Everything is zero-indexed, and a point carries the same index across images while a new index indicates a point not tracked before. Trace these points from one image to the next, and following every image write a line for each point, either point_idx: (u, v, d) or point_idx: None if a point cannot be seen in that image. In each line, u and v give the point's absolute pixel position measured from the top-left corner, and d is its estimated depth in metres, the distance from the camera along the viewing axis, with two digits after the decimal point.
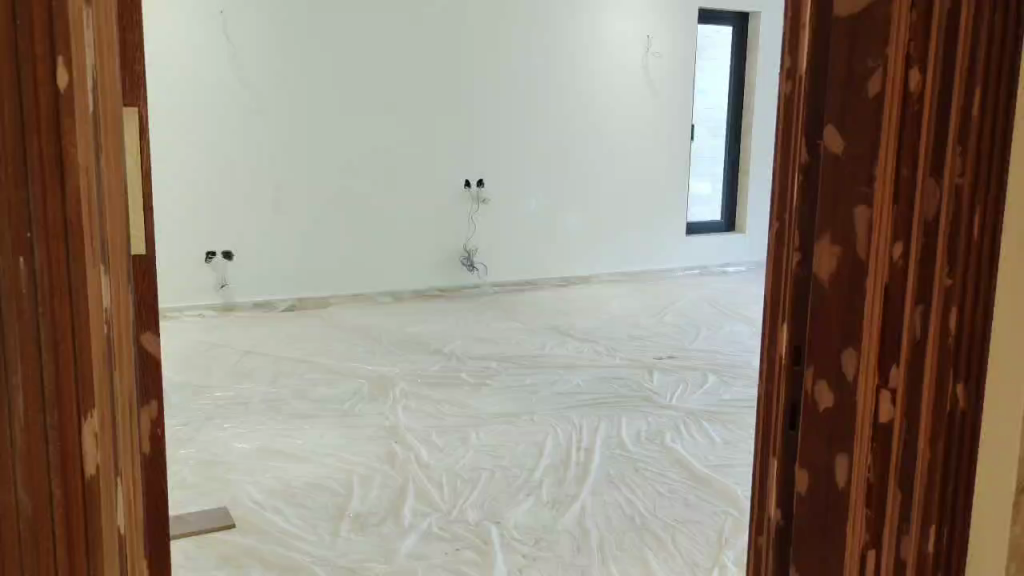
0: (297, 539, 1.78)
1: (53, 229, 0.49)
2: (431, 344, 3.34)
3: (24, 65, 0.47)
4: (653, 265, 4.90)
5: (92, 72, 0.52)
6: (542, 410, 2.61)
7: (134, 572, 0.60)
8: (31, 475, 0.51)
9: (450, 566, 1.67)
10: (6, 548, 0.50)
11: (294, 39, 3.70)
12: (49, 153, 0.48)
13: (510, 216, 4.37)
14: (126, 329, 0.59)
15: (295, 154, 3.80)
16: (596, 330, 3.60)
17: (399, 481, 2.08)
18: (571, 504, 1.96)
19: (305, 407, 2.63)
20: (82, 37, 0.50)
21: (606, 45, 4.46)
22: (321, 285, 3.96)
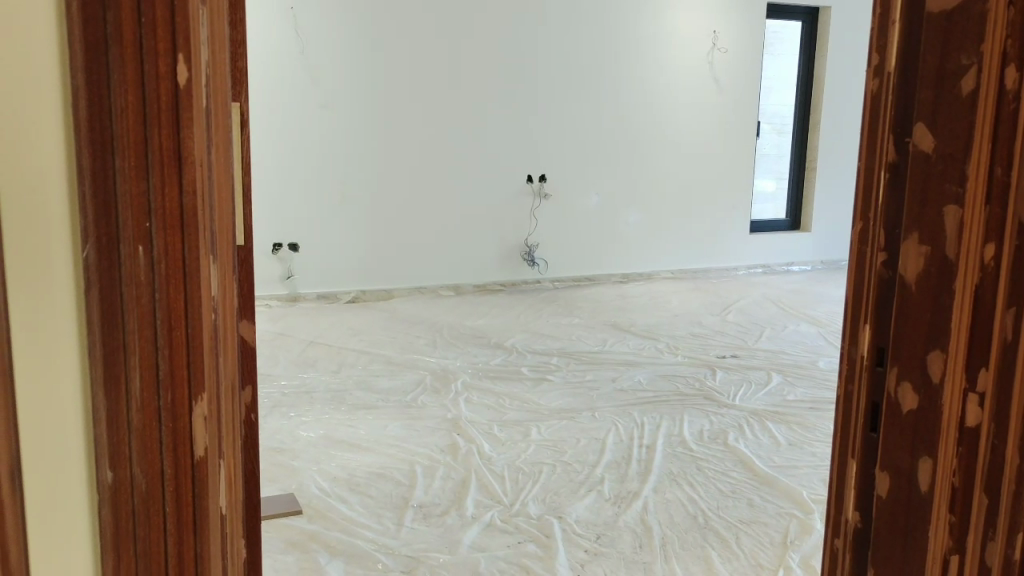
0: (360, 527, 1.81)
1: (170, 220, 0.51)
2: (493, 338, 3.36)
3: (148, 61, 0.49)
4: (715, 263, 4.86)
5: (206, 68, 0.53)
6: (603, 407, 2.61)
7: (232, 547, 0.62)
8: (146, 453, 0.53)
9: (512, 559, 1.68)
10: (121, 518, 0.53)
11: (363, 34, 3.74)
12: (168, 146, 0.50)
13: (573, 211, 4.37)
14: (231, 318, 0.61)
15: (361, 148, 3.84)
16: (658, 327, 3.57)
17: (461, 473, 2.11)
18: (632, 501, 1.96)
19: (369, 398, 2.67)
20: (199, 35, 0.51)
21: (673, 38, 4.44)
22: (384, 277, 4.02)
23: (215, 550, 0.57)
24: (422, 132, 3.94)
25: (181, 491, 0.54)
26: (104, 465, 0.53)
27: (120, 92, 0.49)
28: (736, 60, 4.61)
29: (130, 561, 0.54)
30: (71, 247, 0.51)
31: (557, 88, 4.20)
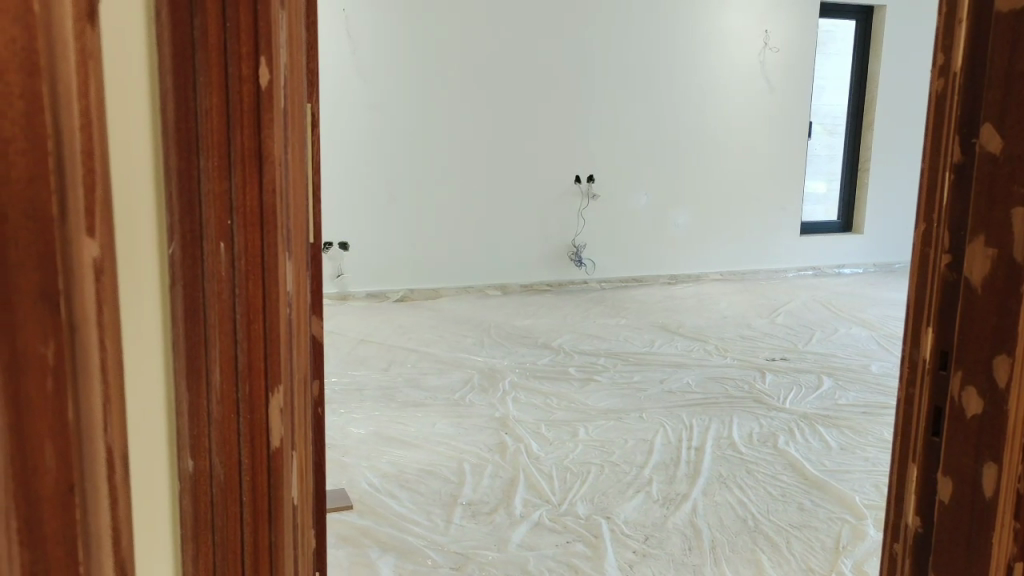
0: (411, 524, 1.82)
1: (250, 217, 0.52)
2: (541, 337, 3.37)
3: (231, 64, 0.50)
4: (764, 265, 4.81)
5: (284, 70, 0.55)
6: (651, 408, 2.60)
7: (303, 535, 0.64)
8: (224, 443, 0.55)
9: (560, 558, 1.69)
10: (201, 506, 0.55)
11: (416, 36, 3.77)
12: (249, 146, 0.51)
13: (621, 211, 4.36)
14: (304, 315, 0.62)
15: (413, 147, 3.88)
16: (706, 329, 3.55)
17: (509, 471, 2.12)
18: (681, 502, 1.95)
19: (417, 396, 2.69)
20: (278, 37, 0.53)
21: (726, 37, 4.41)
22: (433, 276, 4.04)
23: (288, 538, 0.59)
24: (471, 133, 3.97)
25: (258, 482, 0.56)
26: (185, 455, 0.54)
27: (205, 94, 0.50)
28: (788, 59, 4.56)
29: (208, 549, 0.55)
30: (156, 243, 0.52)
31: (608, 88, 4.20)
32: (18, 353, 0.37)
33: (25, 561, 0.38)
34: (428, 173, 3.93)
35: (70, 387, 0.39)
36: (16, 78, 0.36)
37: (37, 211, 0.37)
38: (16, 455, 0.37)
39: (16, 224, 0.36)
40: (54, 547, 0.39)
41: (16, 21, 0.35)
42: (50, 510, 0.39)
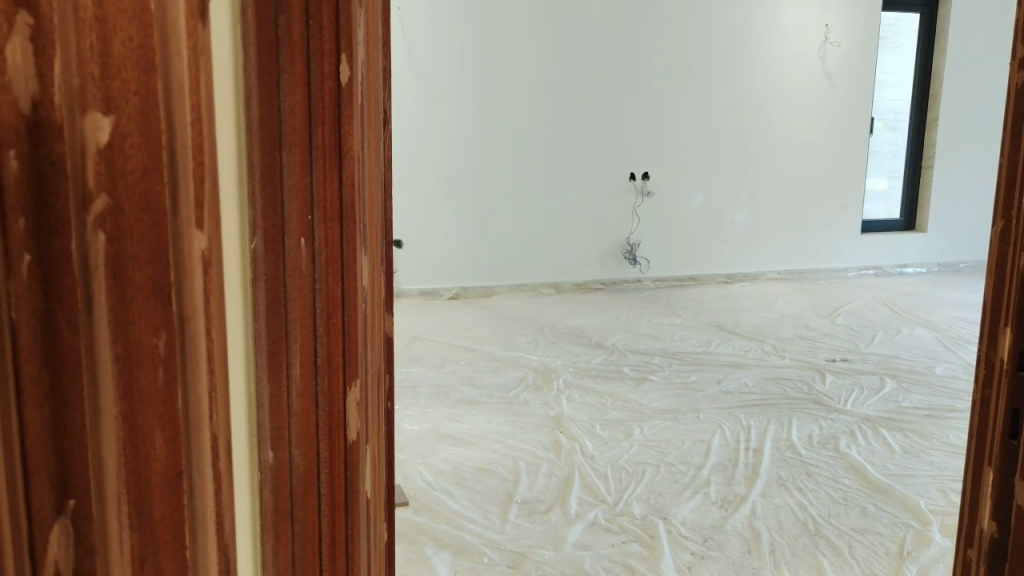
0: (467, 522, 1.83)
1: (330, 213, 0.52)
2: (595, 336, 3.36)
3: (314, 61, 0.50)
4: (823, 264, 4.73)
5: (361, 66, 0.55)
6: (708, 408, 2.57)
7: (376, 527, 0.65)
8: (304, 436, 0.54)
9: (617, 558, 1.68)
10: (281, 499, 0.54)
11: (470, 35, 3.78)
12: (330, 143, 0.51)
13: (676, 209, 4.32)
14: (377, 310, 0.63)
15: (469, 146, 3.89)
16: (763, 328, 3.50)
17: (565, 470, 2.11)
18: (740, 504, 1.92)
19: (472, 393, 2.71)
20: (355, 33, 0.53)
21: (786, 33, 4.35)
22: (486, 275, 4.05)
23: (359, 528, 0.59)
24: (526, 131, 3.97)
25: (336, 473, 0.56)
26: (266, 448, 0.53)
27: (290, 92, 0.49)
28: (850, 54, 4.48)
29: (288, 541, 0.55)
30: (238, 237, 0.51)
31: (664, 84, 4.17)
32: (128, 346, 0.35)
33: (132, 550, 0.37)
34: (484, 172, 3.94)
35: (179, 380, 0.37)
36: (132, 70, 0.33)
37: (150, 205, 0.34)
38: (125, 445, 0.36)
39: (130, 217, 0.34)
40: (162, 534, 0.38)
41: (133, 10, 0.33)
42: (160, 503, 0.37)
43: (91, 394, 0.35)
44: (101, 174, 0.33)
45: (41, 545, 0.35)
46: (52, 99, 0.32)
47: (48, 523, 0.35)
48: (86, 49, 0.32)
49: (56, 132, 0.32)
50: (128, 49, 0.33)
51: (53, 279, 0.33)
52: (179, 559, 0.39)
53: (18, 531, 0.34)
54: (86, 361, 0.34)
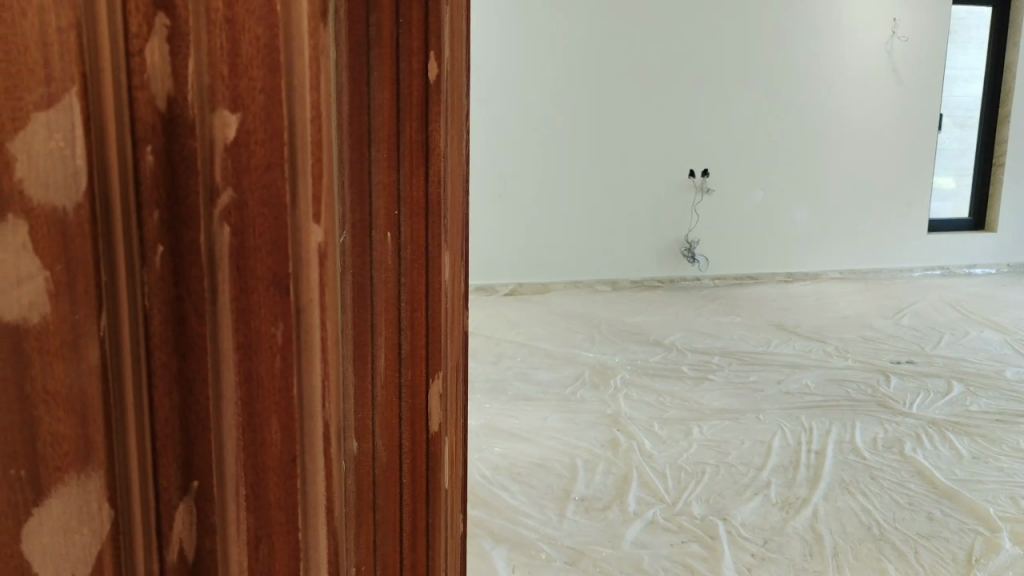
0: (523, 516, 1.84)
1: (415, 207, 0.44)
2: (653, 334, 3.34)
3: (403, 62, 0.42)
4: (888, 264, 4.63)
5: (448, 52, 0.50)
6: (769, 409, 2.53)
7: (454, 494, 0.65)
8: (386, 425, 0.45)
9: (676, 558, 1.67)
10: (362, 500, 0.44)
11: (528, 33, 3.78)
12: (416, 141, 0.43)
13: (736, 207, 4.27)
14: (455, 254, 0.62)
15: (527, 143, 3.90)
16: (825, 329, 3.45)
17: (623, 468, 2.10)
18: (802, 506, 1.89)
19: (529, 390, 2.71)
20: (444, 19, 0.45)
21: (853, 27, 4.26)
22: (544, 271, 4.05)
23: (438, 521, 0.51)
24: (584, 127, 3.95)
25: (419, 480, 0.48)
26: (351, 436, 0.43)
27: (378, 89, 0.41)
28: (917, 49, 4.39)
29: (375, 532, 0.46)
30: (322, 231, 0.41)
31: (725, 81, 4.12)
32: (248, 334, 0.28)
33: (248, 531, 0.29)
34: (542, 168, 3.94)
35: (296, 379, 0.29)
36: (260, 69, 0.26)
37: (275, 198, 0.27)
38: (244, 430, 0.28)
39: (256, 212, 0.27)
40: (277, 518, 0.29)
41: (266, 10, 0.26)
42: (279, 507, 0.29)
43: (183, 413, 0.27)
44: (227, 170, 0.26)
45: (168, 522, 0.27)
46: (187, 98, 0.25)
47: (173, 504, 0.28)
48: (215, 51, 0.25)
49: (190, 130, 0.25)
50: (257, 49, 0.26)
51: (185, 269, 0.26)
52: (293, 540, 0.30)
53: (147, 507, 0.27)
54: (184, 368, 0.27)
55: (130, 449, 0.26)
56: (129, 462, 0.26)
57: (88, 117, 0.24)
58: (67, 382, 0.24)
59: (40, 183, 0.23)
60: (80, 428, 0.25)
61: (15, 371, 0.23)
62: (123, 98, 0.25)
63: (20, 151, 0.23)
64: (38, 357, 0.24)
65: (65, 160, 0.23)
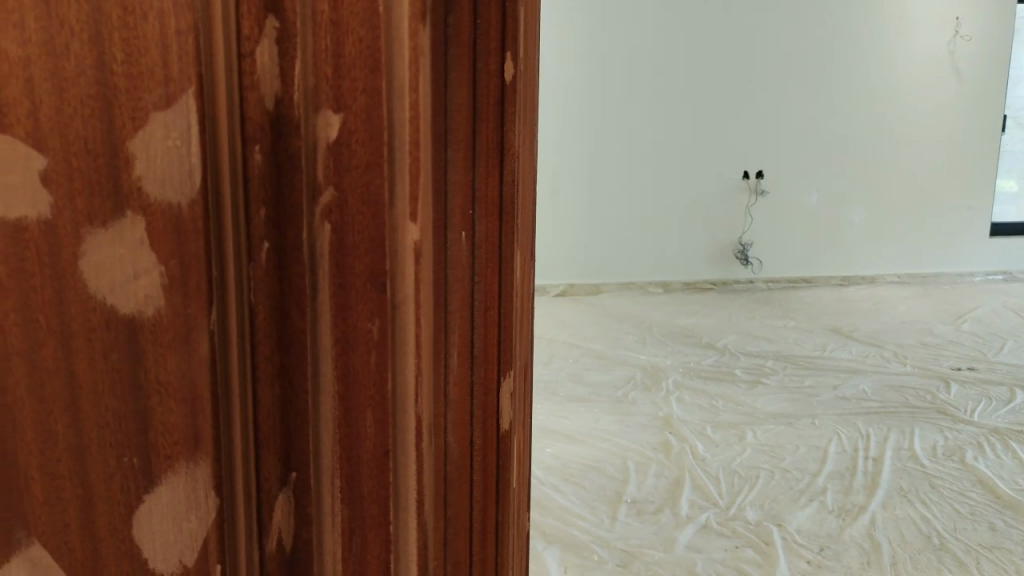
0: (575, 517, 1.84)
1: (490, 204, 0.39)
2: (706, 337, 3.31)
3: (480, 55, 0.37)
4: (947, 268, 4.55)
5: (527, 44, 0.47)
6: (825, 414, 2.49)
7: (519, 492, 0.64)
8: (459, 429, 0.40)
9: (730, 564, 1.64)
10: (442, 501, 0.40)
11: (583, 35, 3.76)
12: (493, 142, 0.38)
13: (791, 208, 4.22)
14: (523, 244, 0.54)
15: (580, 145, 3.89)
16: (883, 333, 3.38)
17: (675, 471, 2.09)
18: (859, 514, 1.86)
19: (579, 391, 2.70)
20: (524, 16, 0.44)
21: (914, 27, 4.18)
22: (595, 272, 4.03)
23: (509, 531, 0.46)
24: (638, 128, 3.93)
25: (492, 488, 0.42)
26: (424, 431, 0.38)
27: (455, 85, 0.36)
28: (980, 49, 4.31)
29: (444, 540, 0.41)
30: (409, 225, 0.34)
31: (781, 82, 4.07)
32: (347, 331, 0.28)
33: (343, 522, 0.29)
34: (594, 170, 3.93)
35: (392, 373, 0.29)
36: (362, 68, 0.26)
37: (375, 200, 0.27)
38: (341, 425, 0.28)
39: (357, 210, 0.27)
40: (371, 509, 0.30)
41: (370, 10, 0.26)
42: (373, 499, 0.29)
43: (279, 409, 0.28)
44: (330, 168, 0.27)
45: (268, 513, 0.28)
46: (293, 97, 0.26)
47: (274, 493, 0.28)
48: (318, 55, 0.26)
49: (294, 129, 0.26)
50: (359, 51, 0.26)
51: (288, 266, 0.27)
52: (384, 535, 0.30)
53: (248, 498, 0.28)
54: (280, 363, 0.28)
55: (235, 435, 0.27)
56: (234, 450, 0.27)
57: (201, 115, 0.25)
58: (177, 374, 0.25)
59: (156, 181, 0.24)
60: (189, 419, 0.26)
61: (131, 360, 0.25)
62: (234, 100, 0.25)
63: (140, 153, 0.24)
64: (152, 349, 0.25)
65: (181, 158, 0.24)
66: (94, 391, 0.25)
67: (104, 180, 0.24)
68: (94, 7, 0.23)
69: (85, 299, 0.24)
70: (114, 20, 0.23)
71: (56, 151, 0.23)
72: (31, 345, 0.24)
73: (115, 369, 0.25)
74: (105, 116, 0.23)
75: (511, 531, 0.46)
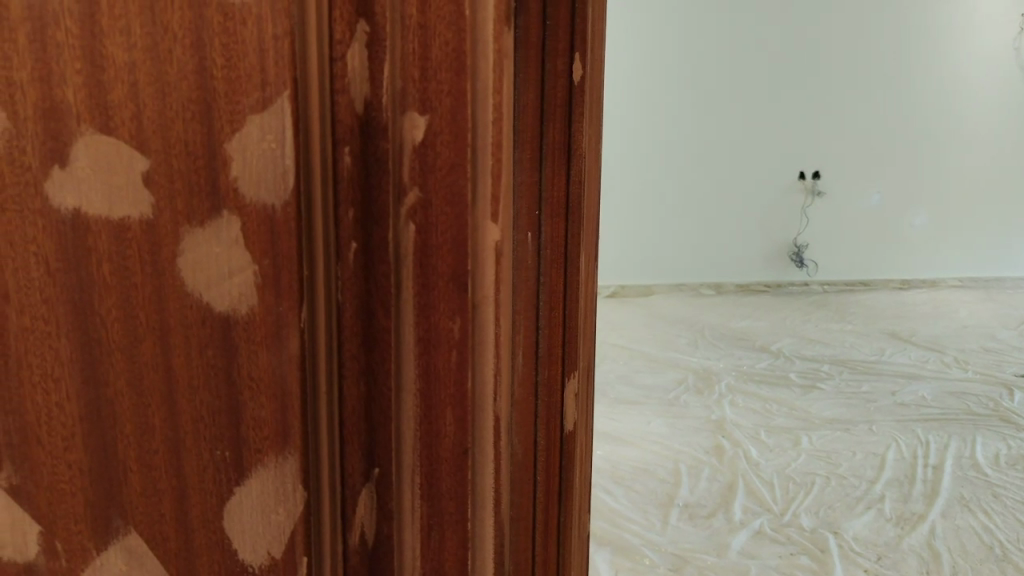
0: (625, 520, 1.83)
1: (556, 205, 0.39)
2: (760, 340, 3.26)
3: (548, 60, 0.37)
4: (1009, 271, 4.47)
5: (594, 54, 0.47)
6: (882, 421, 2.45)
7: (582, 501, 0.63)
8: (523, 430, 0.39)
9: (784, 570, 1.61)
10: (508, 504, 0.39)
11: (638, 35, 3.74)
12: (559, 142, 0.38)
13: (848, 210, 4.15)
14: (589, 249, 0.54)
15: (633, 146, 3.87)
16: (943, 338, 3.30)
17: (728, 475, 2.07)
18: (918, 523, 1.82)
19: (631, 393, 2.69)
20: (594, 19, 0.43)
21: (975, 25, 4.11)
22: (647, 274, 4.00)
23: (570, 536, 0.45)
24: (693, 129, 3.89)
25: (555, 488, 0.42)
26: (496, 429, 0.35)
27: (523, 86, 0.36)
28: None
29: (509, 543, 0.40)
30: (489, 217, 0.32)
31: (839, 82, 4.00)
32: (429, 331, 0.28)
33: (422, 517, 0.29)
34: (647, 171, 3.90)
35: (472, 373, 0.29)
36: (448, 70, 0.26)
37: (457, 200, 0.27)
38: (422, 420, 0.29)
39: (440, 210, 0.27)
40: (449, 507, 0.30)
41: (457, 13, 0.26)
42: (451, 497, 0.29)
43: (360, 406, 0.28)
44: (415, 168, 0.27)
45: (351, 508, 0.29)
46: (381, 99, 0.26)
47: (357, 488, 0.29)
48: (407, 52, 0.26)
49: (382, 130, 0.26)
50: (445, 53, 0.26)
51: (374, 265, 0.27)
52: (463, 534, 0.30)
53: (331, 493, 0.28)
54: (358, 363, 0.28)
55: (322, 432, 0.28)
56: (321, 445, 0.28)
57: (295, 117, 0.25)
58: (269, 371, 0.26)
59: (252, 181, 0.25)
60: (280, 414, 0.26)
61: (224, 355, 0.25)
62: (325, 102, 0.26)
63: (236, 154, 0.25)
64: (245, 345, 0.26)
65: (275, 159, 0.25)
66: (190, 385, 0.25)
67: (203, 181, 0.24)
68: (197, 13, 0.24)
69: (184, 295, 0.25)
70: (215, 25, 0.24)
71: (158, 151, 0.24)
72: (131, 339, 0.25)
73: (209, 364, 0.25)
74: (205, 118, 0.24)
75: (572, 535, 0.46)
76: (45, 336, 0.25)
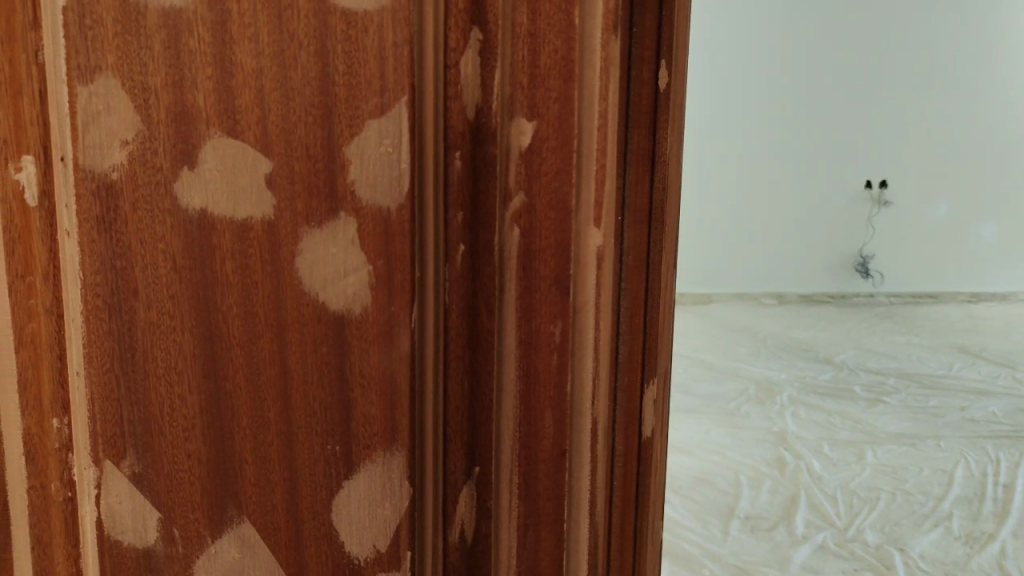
0: (684, 530, 1.81)
1: (640, 209, 0.39)
2: (823, 351, 3.20)
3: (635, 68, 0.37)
4: None
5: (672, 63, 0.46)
6: (951, 437, 2.38)
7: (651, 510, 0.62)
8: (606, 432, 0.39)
9: None
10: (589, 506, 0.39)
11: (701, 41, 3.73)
12: (644, 147, 0.38)
13: (916, 220, 4.06)
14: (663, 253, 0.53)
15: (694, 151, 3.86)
16: (1015, 353, 3.20)
17: (790, 488, 2.03)
18: (988, 542, 1.76)
19: (689, 402, 2.66)
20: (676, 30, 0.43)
21: None
22: (707, 282, 3.95)
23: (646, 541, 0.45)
24: (756, 134, 3.86)
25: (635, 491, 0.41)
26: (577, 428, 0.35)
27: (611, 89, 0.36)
28: None
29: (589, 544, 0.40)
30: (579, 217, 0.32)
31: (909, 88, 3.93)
32: (530, 334, 0.28)
33: (518, 517, 0.30)
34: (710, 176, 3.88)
35: (570, 375, 0.29)
36: (556, 78, 0.27)
37: (558, 205, 0.27)
38: (521, 421, 0.29)
39: (544, 214, 0.27)
40: (544, 506, 0.30)
41: (566, 21, 0.27)
42: (547, 496, 0.30)
43: (461, 404, 0.29)
44: (520, 174, 0.27)
45: (451, 505, 0.30)
46: (491, 106, 0.27)
47: (458, 486, 0.30)
48: (516, 60, 0.27)
49: (491, 136, 0.27)
50: (554, 60, 0.27)
51: (480, 266, 0.28)
52: (557, 532, 0.30)
53: (432, 491, 0.29)
54: (459, 361, 0.29)
55: (427, 429, 0.28)
56: (425, 444, 0.28)
57: (411, 123, 0.26)
58: (380, 368, 0.27)
59: (369, 185, 0.26)
60: (388, 410, 0.27)
61: (338, 352, 0.26)
62: (439, 108, 0.27)
63: (355, 157, 0.25)
64: (357, 345, 0.26)
65: (392, 163, 0.26)
66: (304, 382, 0.26)
67: (322, 183, 0.25)
68: (321, 21, 0.24)
69: (302, 294, 0.26)
70: (339, 32, 0.25)
71: (280, 155, 0.25)
72: (251, 336, 0.26)
73: (323, 362, 0.26)
74: (325, 123, 0.25)
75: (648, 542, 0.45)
76: (171, 331, 0.26)
